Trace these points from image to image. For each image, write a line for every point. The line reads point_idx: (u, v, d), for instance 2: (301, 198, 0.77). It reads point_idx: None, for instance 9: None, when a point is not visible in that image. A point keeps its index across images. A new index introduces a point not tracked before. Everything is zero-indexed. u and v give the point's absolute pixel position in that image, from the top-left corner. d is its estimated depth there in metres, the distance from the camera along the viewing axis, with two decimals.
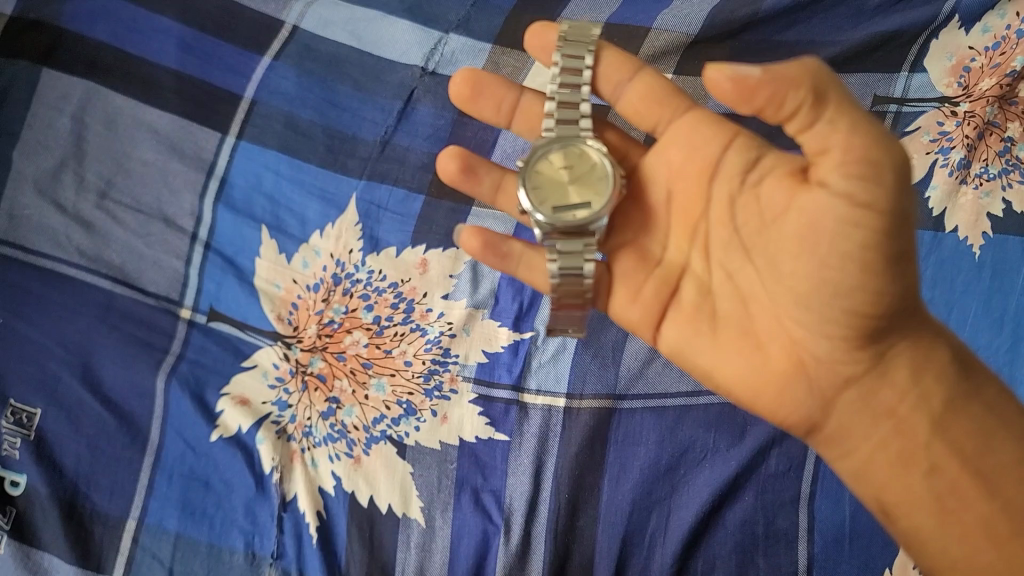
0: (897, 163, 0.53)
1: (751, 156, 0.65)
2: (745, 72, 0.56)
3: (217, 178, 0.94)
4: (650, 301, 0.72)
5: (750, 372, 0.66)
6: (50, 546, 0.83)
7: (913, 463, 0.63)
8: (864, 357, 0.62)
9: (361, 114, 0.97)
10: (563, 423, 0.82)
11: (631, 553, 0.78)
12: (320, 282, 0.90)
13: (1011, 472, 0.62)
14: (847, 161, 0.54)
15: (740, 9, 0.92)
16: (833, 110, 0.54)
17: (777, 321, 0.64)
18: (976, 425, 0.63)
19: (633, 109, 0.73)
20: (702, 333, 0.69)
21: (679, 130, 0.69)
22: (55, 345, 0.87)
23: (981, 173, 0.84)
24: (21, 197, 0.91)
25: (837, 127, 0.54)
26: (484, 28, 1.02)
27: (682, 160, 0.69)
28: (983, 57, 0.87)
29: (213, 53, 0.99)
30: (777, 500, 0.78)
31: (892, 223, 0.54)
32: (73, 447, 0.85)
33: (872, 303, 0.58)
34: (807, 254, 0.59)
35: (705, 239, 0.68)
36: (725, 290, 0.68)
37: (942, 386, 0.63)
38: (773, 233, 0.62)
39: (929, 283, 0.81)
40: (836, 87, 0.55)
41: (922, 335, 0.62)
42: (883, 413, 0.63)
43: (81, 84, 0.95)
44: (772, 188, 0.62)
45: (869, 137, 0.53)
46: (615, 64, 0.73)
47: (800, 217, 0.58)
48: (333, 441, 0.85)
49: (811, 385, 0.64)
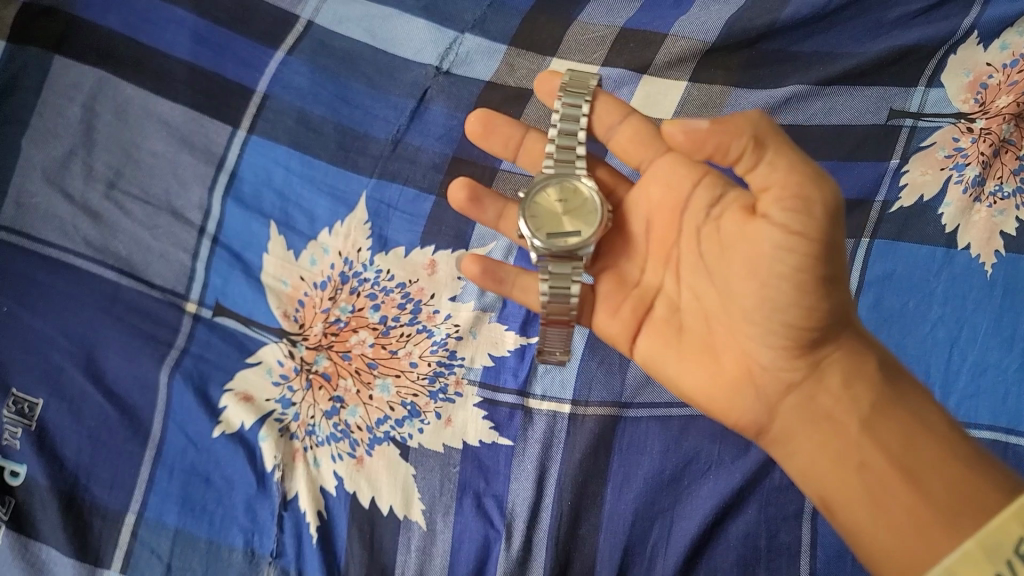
0: (830, 202, 0.54)
1: (716, 191, 0.64)
2: (695, 125, 0.57)
3: (226, 172, 0.93)
4: (628, 317, 0.72)
5: (707, 379, 0.66)
6: (48, 537, 0.82)
7: (845, 460, 0.62)
8: (806, 366, 0.62)
9: (373, 112, 0.96)
10: (567, 429, 0.83)
11: (632, 563, 0.77)
12: (328, 280, 0.90)
13: (933, 467, 0.59)
14: (784, 197, 0.55)
15: (758, 18, 0.91)
16: (773, 153, 0.55)
17: (732, 332, 0.64)
18: (906, 428, 0.61)
19: (621, 149, 0.74)
20: (669, 345, 0.69)
21: (658, 170, 0.69)
22: (60, 335, 0.87)
23: (995, 191, 0.82)
24: (29, 185, 0.91)
25: (777, 168, 0.55)
26: (500, 29, 1.01)
27: (659, 196, 0.69)
28: (1000, 74, 0.86)
29: (227, 45, 0.98)
30: (780, 514, 0.77)
31: (825, 252, 0.55)
32: (75, 439, 0.84)
33: (807, 317, 0.58)
34: (752, 275, 0.60)
35: (677, 263, 0.68)
36: (691, 306, 0.68)
37: (873, 390, 0.62)
38: (728, 258, 0.62)
39: (940, 300, 0.80)
40: (776, 132, 0.56)
41: (853, 346, 0.62)
42: (822, 416, 0.63)
43: (92, 74, 0.95)
44: (729, 223, 0.62)
45: (806, 176, 0.54)
46: (607, 109, 0.75)
47: (747, 247, 0.59)
48: (336, 441, 0.84)
49: (758, 393, 0.64)
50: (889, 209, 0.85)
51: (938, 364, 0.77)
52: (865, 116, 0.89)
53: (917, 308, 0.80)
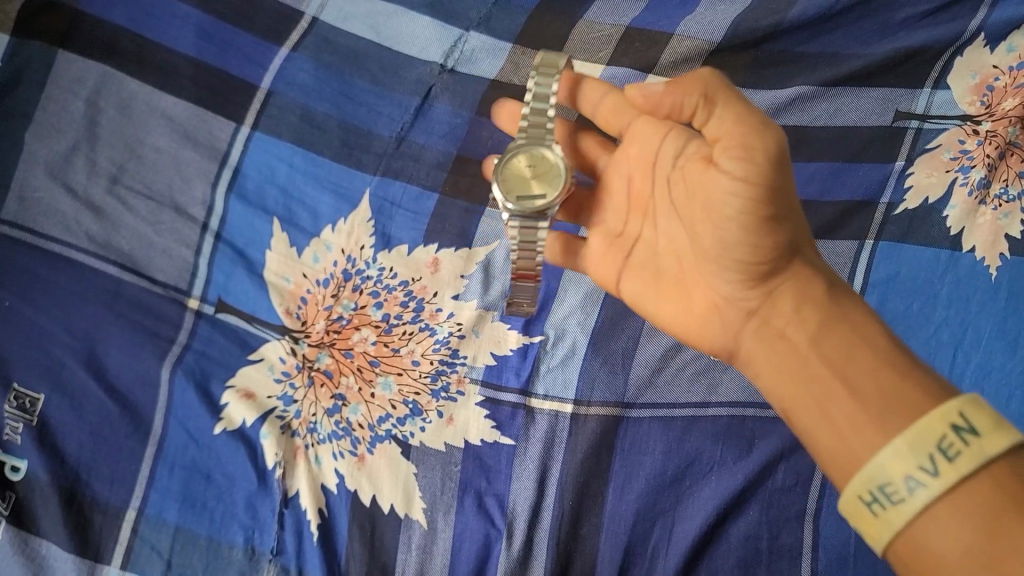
0: (770, 149, 0.57)
1: (682, 143, 0.69)
2: (652, 90, 0.65)
3: (230, 168, 0.93)
4: (610, 260, 0.75)
5: (680, 314, 0.70)
6: (49, 533, 0.81)
7: (795, 377, 0.63)
8: (761, 294, 0.66)
9: (377, 109, 0.96)
10: (569, 429, 0.82)
11: (633, 562, 0.78)
12: (330, 278, 0.90)
13: (872, 373, 0.59)
14: (730, 145, 0.58)
15: (763, 18, 0.91)
16: (721, 106, 0.59)
17: (699, 268, 0.69)
18: (850, 339, 0.61)
19: (604, 121, 0.77)
20: (647, 285, 0.73)
21: (637, 129, 0.73)
22: (61, 330, 0.86)
23: (1000, 194, 0.82)
24: (32, 179, 0.90)
25: (723, 120, 0.59)
26: (505, 28, 1.00)
27: (638, 154, 0.73)
28: (1006, 77, 0.85)
29: (232, 41, 0.97)
30: (782, 516, 0.77)
31: (767, 191, 0.59)
32: (76, 434, 0.84)
33: (755, 251, 0.62)
34: (709, 216, 0.64)
35: (653, 211, 0.72)
36: (665, 248, 0.72)
37: (821, 312, 0.64)
38: (691, 203, 0.66)
39: (945, 302, 0.79)
40: (726, 88, 0.60)
41: (801, 274, 0.65)
42: (776, 339, 0.65)
43: (96, 68, 0.94)
44: (691, 171, 0.66)
45: (745, 122, 0.58)
46: (592, 86, 0.77)
47: (704, 191, 0.63)
48: (338, 439, 0.84)
49: (724, 324, 0.68)
50: (894, 211, 0.84)
51: (942, 366, 0.77)
52: (870, 118, 0.88)
53: (922, 310, 0.80)
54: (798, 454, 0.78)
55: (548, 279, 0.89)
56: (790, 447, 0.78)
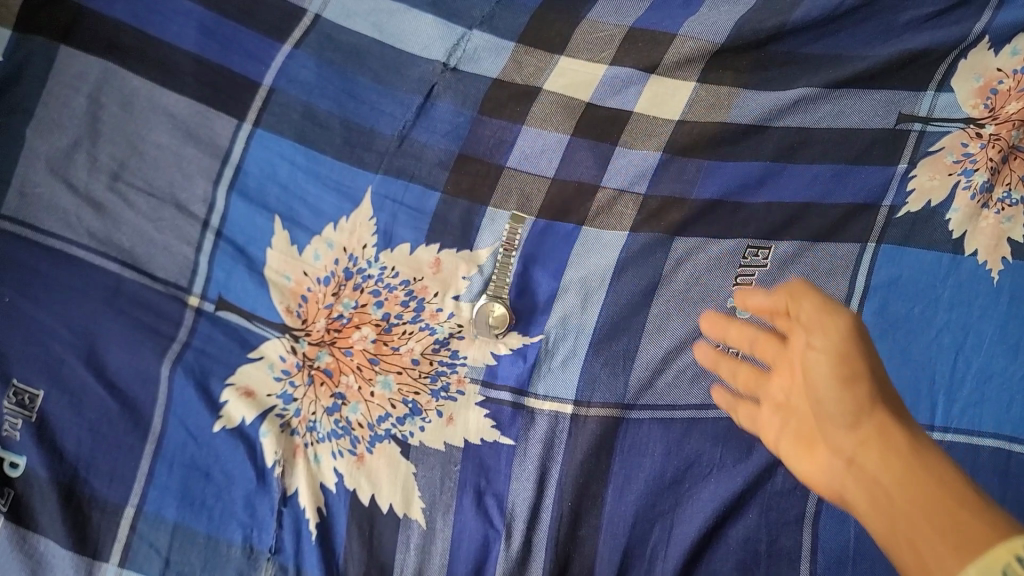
0: (840, 324, 0.54)
1: (780, 313, 0.61)
2: (754, 293, 0.64)
3: (231, 165, 0.93)
4: (750, 421, 0.67)
5: (796, 465, 0.61)
6: (46, 530, 0.81)
7: (892, 537, 0.50)
8: (852, 453, 0.55)
9: (379, 108, 0.96)
10: (569, 430, 0.83)
11: (631, 564, 0.78)
12: (331, 276, 0.90)
13: (951, 522, 0.47)
14: (808, 322, 0.56)
15: (767, 20, 0.90)
16: (785, 286, 0.59)
17: (812, 427, 0.59)
18: (937, 498, 0.49)
19: (744, 328, 0.67)
20: (778, 445, 0.63)
21: (746, 304, 0.65)
22: (61, 327, 0.86)
23: (1003, 198, 0.82)
24: (32, 175, 0.89)
25: (796, 297, 0.57)
26: (508, 26, 1.00)
27: (762, 331, 0.65)
28: (1011, 80, 0.84)
29: (233, 37, 0.96)
30: (783, 518, 0.77)
31: (840, 352, 0.54)
32: (75, 431, 0.84)
33: (839, 406, 0.55)
34: (810, 378, 0.57)
35: (779, 373, 0.63)
36: (785, 408, 0.63)
37: (911, 465, 0.51)
38: (800, 373, 0.59)
39: (946, 305, 0.79)
40: (804, 286, 0.57)
41: (902, 433, 0.53)
42: (871, 496, 0.52)
43: (97, 64, 0.92)
44: (795, 344, 0.60)
45: (814, 297, 0.56)
46: (726, 326, 0.68)
47: (803, 359, 0.58)
48: (337, 438, 0.85)
49: (830, 486, 0.57)
50: (896, 214, 0.84)
51: (943, 369, 0.78)
52: (873, 120, 0.87)
53: (922, 313, 0.80)
54: None
55: (547, 278, 0.89)
56: None
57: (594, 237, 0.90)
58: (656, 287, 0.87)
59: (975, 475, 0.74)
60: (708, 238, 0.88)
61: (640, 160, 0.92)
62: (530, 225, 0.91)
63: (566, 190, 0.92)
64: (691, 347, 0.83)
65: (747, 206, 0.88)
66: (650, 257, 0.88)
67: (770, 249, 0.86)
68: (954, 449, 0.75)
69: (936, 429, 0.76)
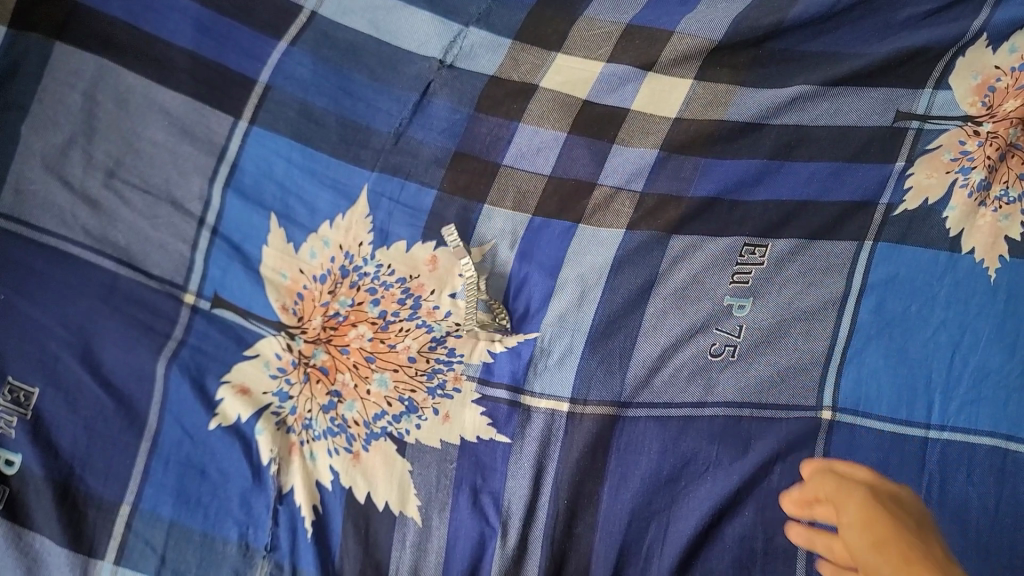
0: (878, 525, 0.66)
1: (856, 531, 0.67)
2: (806, 492, 0.75)
3: (227, 163, 0.93)
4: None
5: None
6: (42, 527, 0.81)
7: None
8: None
9: (376, 105, 0.96)
10: (565, 428, 0.82)
11: (628, 562, 0.78)
12: (327, 274, 0.91)
13: None
14: (844, 513, 0.70)
15: (764, 18, 0.90)
16: (821, 479, 0.74)
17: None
18: None
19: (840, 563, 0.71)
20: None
21: (836, 545, 0.72)
22: (57, 324, 0.86)
23: (1000, 196, 0.81)
24: (27, 172, 0.89)
25: (825, 500, 0.73)
26: (505, 23, 0.99)
27: (854, 518, 0.69)
28: (1008, 78, 0.84)
29: (229, 34, 0.96)
30: (779, 517, 0.76)
31: (872, 530, 0.66)
32: (71, 428, 0.84)
33: (874, 560, 0.63)
34: (852, 529, 0.68)
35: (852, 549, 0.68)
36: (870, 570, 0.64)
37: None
38: (860, 532, 0.67)
39: (943, 304, 0.79)
40: (830, 470, 0.75)
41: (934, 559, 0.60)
42: None
43: (92, 61, 0.92)
44: (847, 517, 0.69)
45: (836, 481, 0.73)
46: (816, 538, 0.73)
47: (855, 527, 0.68)
48: (333, 436, 0.85)
49: None
50: (893, 212, 0.83)
51: (939, 368, 0.77)
52: (870, 118, 0.87)
53: (919, 312, 0.80)
54: (793, 456, 0.78)
55: (542, 277, 0.89)
56: (786, 449, 0.78)
57: (591, 235, 0.90)
58: (652, 285, 0.87)
59: (971, 474, 0.74)
60: (706, 236, 0.87)
61: (637, 158, 0.92)
62: (528, 223, 0.91)
63: (563, 188, 0.92)
64: (688, 344, 0.84)
65: (744, 204, 0.88)
66: (647, 254, 0.88)
67: (768, 247, 0.85)
68: (949, 448, 0.75)
69: (932, 427, 0.76)
